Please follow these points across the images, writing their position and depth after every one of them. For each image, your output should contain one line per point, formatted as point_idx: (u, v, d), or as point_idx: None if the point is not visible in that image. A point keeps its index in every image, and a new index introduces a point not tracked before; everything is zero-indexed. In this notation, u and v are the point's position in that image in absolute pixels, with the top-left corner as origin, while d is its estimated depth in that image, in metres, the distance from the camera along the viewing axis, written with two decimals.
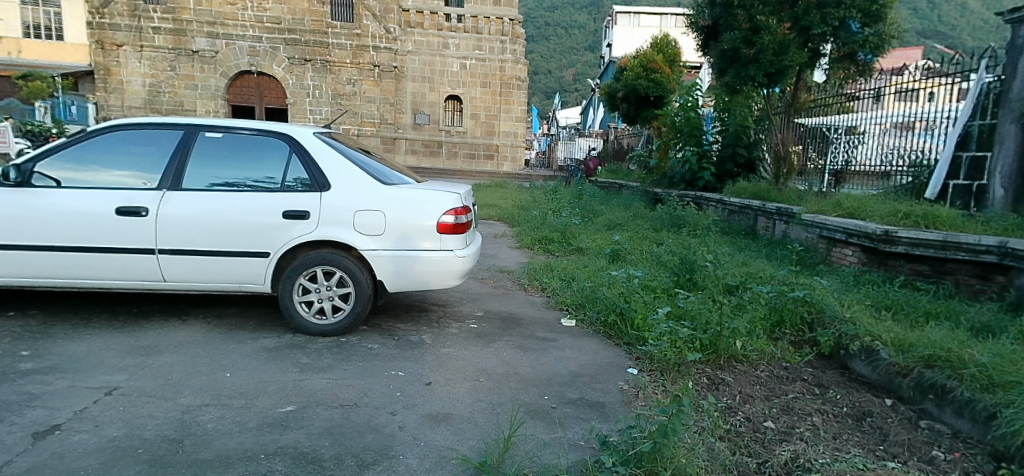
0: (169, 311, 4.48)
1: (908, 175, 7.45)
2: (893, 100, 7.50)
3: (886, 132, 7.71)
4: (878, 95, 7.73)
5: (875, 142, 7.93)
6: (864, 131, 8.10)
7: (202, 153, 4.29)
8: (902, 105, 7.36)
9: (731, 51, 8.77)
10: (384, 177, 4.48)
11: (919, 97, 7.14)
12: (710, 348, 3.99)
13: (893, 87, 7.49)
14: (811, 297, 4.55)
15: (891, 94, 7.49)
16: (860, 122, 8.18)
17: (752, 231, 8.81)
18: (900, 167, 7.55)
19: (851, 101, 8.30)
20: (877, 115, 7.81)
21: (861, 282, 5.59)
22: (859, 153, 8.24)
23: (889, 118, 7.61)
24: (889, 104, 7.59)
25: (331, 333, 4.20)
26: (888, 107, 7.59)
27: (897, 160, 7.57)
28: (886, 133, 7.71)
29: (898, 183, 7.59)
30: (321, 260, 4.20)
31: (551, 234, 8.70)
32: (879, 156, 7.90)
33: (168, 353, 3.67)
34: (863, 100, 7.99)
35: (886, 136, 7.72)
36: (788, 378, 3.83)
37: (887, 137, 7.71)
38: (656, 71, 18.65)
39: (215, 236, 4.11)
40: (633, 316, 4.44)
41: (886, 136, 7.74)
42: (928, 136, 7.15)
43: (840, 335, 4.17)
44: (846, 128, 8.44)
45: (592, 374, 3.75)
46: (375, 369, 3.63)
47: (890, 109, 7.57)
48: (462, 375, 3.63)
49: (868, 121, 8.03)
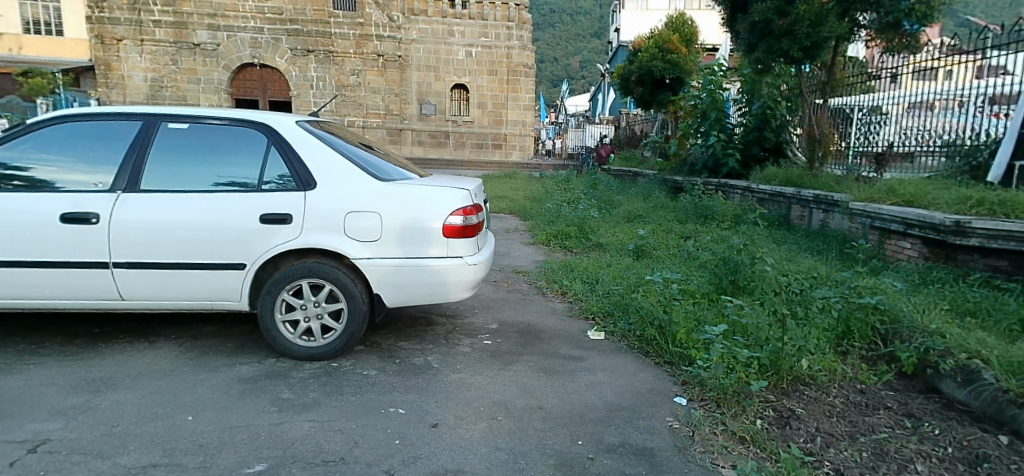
0: (135, 331, 3.88)
1: (941, 156, 6.89)
2: (910, 79, 7.21)
3: (906, 113, 7.29)
4: (894, 74, 7.41)
5: (900, 124, 7.42)
6: (887, 112, 7.63)
7: (164, 148, 3.65)
8: (922, 84, 7.05)
9: (762, 24, 7.92)
10: (382, 172, 3.84)
11: (936, 76, 6.87)
12: (770, 370, 3.33)
13: (910, 66, 7.19)
14: (884, 304, 3.85)
15: (908, 73, 7.20)
16: (883, 103, 7.74)
17: (785, 221, 8.09)
18: (928, 148, 7.05)
19: (872, 80, 7.85)
20: (896, 95, 7.42)
21: (929, 281, 4.84)
22: (892, 134, 7.55)
23: (907, 98, 7.26)
24: (906, 83, 7.29)
25: (320, 357, 3.57)
26: (904, 87, 7.31)
27: (922, 141, 7.10)
28: (905, 114, 7.32)
29: (928, 165, 7.08)
30: (308, 272, 3.55)
31: (568, 229, 8.01)
32: (900, 137, 7.43)
33: (122, 388, 3.07)
34: (882, 80, 7.62)
35: (906, 118, 7.30)
36: (869, 408, 3.18)
37: (905, 118, 7.34)
38: (673, 52, 17.72)
39: (180, 246, 3.48)
40: (674, 330, 3.78)
41: (907, 117, 7.30)
42: (953, 116, 6.75)
43: (926, 350, 3.49)
44: (870, 108, 7.99)
45: (632, 407, 3.11)
46: (372, 405, 3.01)
47: (907, 89, 7.26)
48: (475, 411, 3.00)
49: (890, 101, 7.57)
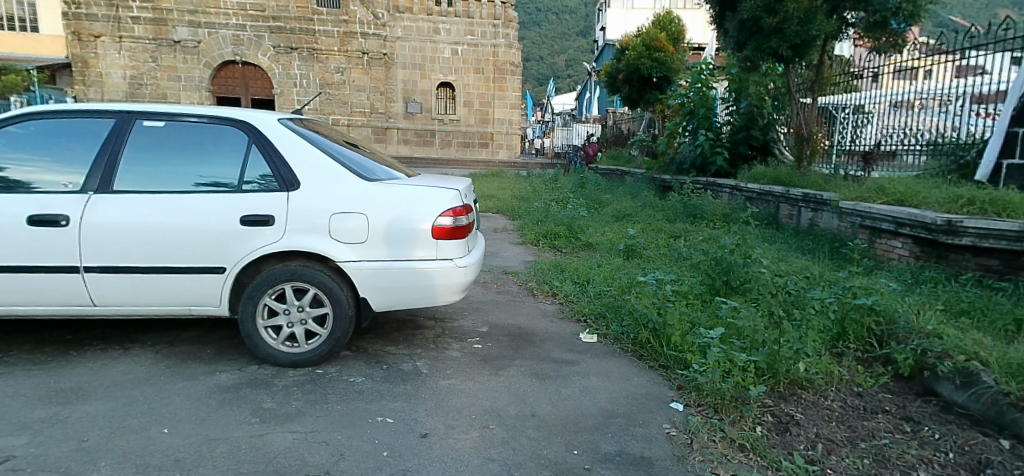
0: (109, 338, 3.71)
1: (923, 154, 6.91)
2: (892, 79, 7.29)
3: (886, 112, 7.39)
4: (876, 74, 7.59)
5: (881, 122, 7.53)
6: (870, 111, 7.73)
7: (138, 147, 3.49)
8: (902, 83, 7.14)
9: (751, 22, 7.90)
10: (368, 172, 3.71)
11: (914, 75, 6.99)
12: (767, 373, 3.26)
13: (891, 66, 7.28)
14: (879, 305, 3.80)
15: (889, 73, 7.29)
16: (866, 102, 7.84)
17: (774, 220, 8.06)
18: (911, 146, 7.05)
19: (854, 80, 8.06)
20: (880, 94, 7.51)
21: (921, 281, 4.80)
22: (877, 132, 7.60)
23: (888, 97, 7.35)
24: (886, 83, 7.41)
25: (304, 364, 3.44)
26: (885, 86, 7.41)
27: (905, 140, 7.12)
28: (885, 113, 7.42)
29: (909, 163, 7.08)
30: (291, 276, 3.42)
31: (557, 228, 7.92)
32: (881, 135, 7.54)
33: (94, 399, 2.92)
34: (863, 80, 7.83)
35: (886, 116, 7.42)
36: (867, 411, 3.13)
37: (886, 117, 7.42)
38: (659, 50, 17.68)
39: (156, 250, 3.32)
40: (668, 333, 3.70)
41: (888, 116, 7.39)
42: (935, 114, 6.77)
43: (922, 352, 3.45)
44: (855, 107, 8.04)
45: (628, 413, 3.02)
46: (359, 415, 2.89)
47: (888, 88, 7.36)
48: (466, 419, 2.89)
49: (872, 101, 7.69)
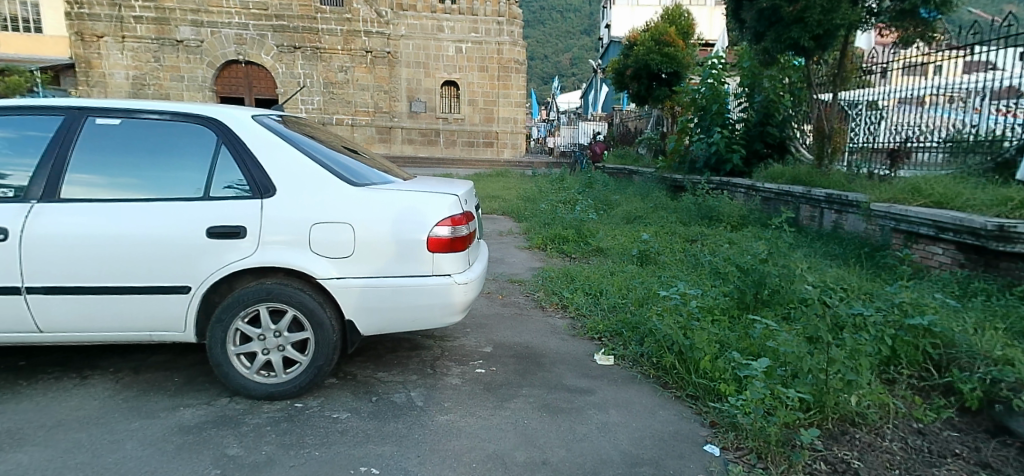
0: (67, 365, 3.31)
1: (941, 152, 6.44)
2: (901, 75, 6.91)
3: (898, 108, 6.95)
4: (884, 70, 7.17)
5: (893, 119, 7.07)
6: (883, 107, 7.23)
7: (90, 148, 3.08)
8: (909, 79, 6.78)
9: (770, 11, 7.39)
10: (356, 176, 3.27)
11: (925, 71, 6.61)
12: (813, 407, 2.81)
13: (899, 62, 6.92)
14: (936, 325, 3.32)
15: (897, 69, 6.93)
16: (879, 97, 7.33)
17: (795, 223, 7.59)
18: (926, 143, 6.62)
19: (866, 76, 7.63)
20: (888, 90, 7.14)
21: (970, 293, 4.34)
22: (889, 130, 7.16)
23: (898, 93, 6.96)
24: (896, 79, 7.02)
25: (281, 396, 3.01)
26: (895, 82, 7.03)
27: (921, 136, 6.67)
28: (897, 109, 6.99)
29: (923, 160, 6.68)
30: (266, 295, 2.98)
31: (566, 232, 7.47)
32: (890, 133, 7.14)
33: (31, 446, 2.50)
34: (873, 75, 7.41)
35: (899, 113, 6.96)
36: (934, 455, 2.68)
37: (896, 114, 7.00)
38: (669, 44, 17.12)
39: (109, 267, 2.91)
40: (696, 357, 3.25)
41: (896, 113, 7.00)
42: (950, 112, 6.31)
43: (991, 381, 2.98)
44: (867, 102, 7.52)
45: (654, 459, 2.59)
46: (339, 464, 2.45)
47: (899, 85, 6.95)
48: (466, 468, 2.46)
49: (887, 96, 7.18)
